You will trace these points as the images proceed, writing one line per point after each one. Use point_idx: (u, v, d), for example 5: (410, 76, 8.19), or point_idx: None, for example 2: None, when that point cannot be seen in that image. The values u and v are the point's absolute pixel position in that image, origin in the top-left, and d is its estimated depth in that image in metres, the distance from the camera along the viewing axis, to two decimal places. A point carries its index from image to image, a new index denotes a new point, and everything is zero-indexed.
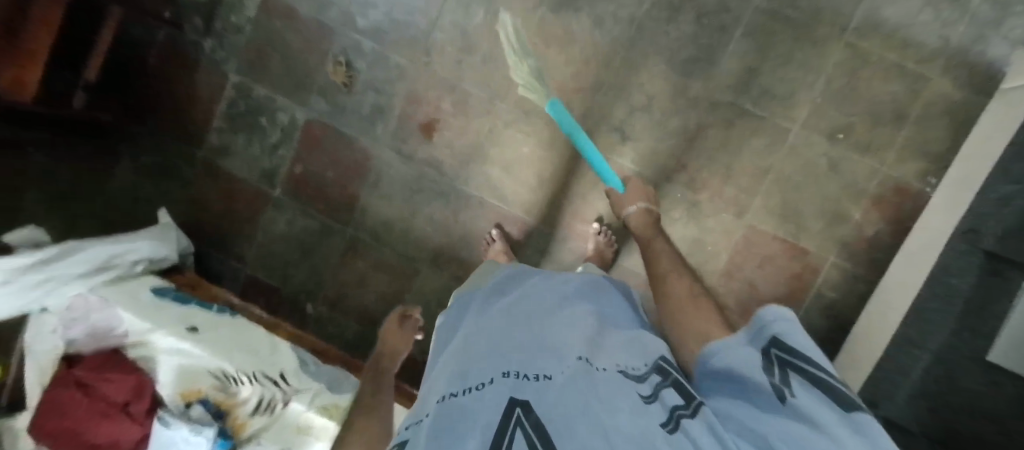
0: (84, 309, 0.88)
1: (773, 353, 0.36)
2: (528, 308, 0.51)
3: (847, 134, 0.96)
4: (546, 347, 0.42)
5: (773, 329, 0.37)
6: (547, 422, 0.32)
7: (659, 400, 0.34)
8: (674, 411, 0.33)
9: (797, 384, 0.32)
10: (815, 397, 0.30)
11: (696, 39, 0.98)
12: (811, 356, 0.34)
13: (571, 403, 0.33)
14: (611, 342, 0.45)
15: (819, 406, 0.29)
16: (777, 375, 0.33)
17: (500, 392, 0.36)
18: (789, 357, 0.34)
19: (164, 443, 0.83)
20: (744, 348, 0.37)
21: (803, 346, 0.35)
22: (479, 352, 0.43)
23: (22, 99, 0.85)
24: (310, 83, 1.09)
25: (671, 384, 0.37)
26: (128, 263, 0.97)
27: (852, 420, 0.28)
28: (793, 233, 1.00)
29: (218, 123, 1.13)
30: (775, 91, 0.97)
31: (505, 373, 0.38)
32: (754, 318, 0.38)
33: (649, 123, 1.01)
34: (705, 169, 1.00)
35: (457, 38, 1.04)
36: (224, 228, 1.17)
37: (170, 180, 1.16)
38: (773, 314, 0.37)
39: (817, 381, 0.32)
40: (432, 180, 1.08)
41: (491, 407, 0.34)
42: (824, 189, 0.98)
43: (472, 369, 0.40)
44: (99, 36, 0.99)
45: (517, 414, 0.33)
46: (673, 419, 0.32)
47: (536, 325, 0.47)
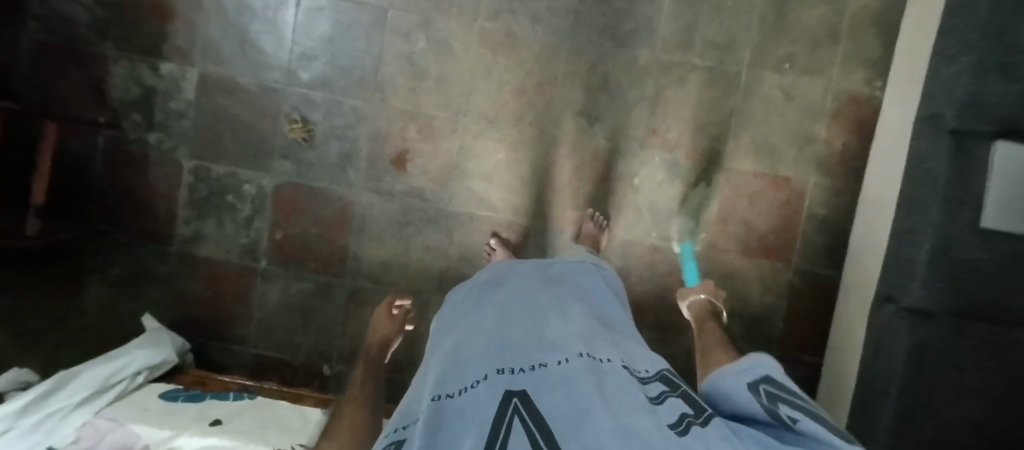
0: (95, 438, 0.81)
1: (762, 387, 0.40)
2: (522, 306, 0.49)
3: (792, 62, 1.02)
4: (544, 345, 0.40)
5: (760, 371, 0.42)
6: (548, 411, 0.29)
7: (667, 404, 0.34)
8: (683, 417, 0.32)
9: (788, 405, 0.35)
10: (803, 410, 0.34)
11: (631, 11, 1.03)
12: (798, 389, 0.38)
13: (577, 397, 0.31)
14: (612, 345, 0.44)
15: (817, 420, 0.32)
16: (767, 401, 0.37)
17: (495, 385, 0.33)
18: (779, 388, 0.38)
19: None
20: (739, 387, 0.41)
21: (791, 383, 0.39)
22: (474, 351, 0.41)
23: None
24: (270, 148, 1.07)
25: (679, 395, 0.37)
26: (127, 377, 0.91)
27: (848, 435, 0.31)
28: (771, 165, 1.04)
29: (183, 214, 1.09)
30: (715, 40, 1.02)
31: (501, 369, 0.36)
32: (742, 363, 0.44)
33: (610, 99, 1.04)
34: (673, 128, 1.04)
35: (406, 68, 1.04)
36: (217, 317, 1.12)
37: (146, 286, 1.11)
38: (760, 363, 0.43)
39: (807, 403, 0.35)
40: (418, 209, 1.08)
41: (487, 400, 0.32)
42: (787, 117, 1.03)
43: (467, 369, 0.38)
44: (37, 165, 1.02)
45: (515, 402, 0.31)
46: (682, 424, 0.30)
47: (528, 322, 0.45)
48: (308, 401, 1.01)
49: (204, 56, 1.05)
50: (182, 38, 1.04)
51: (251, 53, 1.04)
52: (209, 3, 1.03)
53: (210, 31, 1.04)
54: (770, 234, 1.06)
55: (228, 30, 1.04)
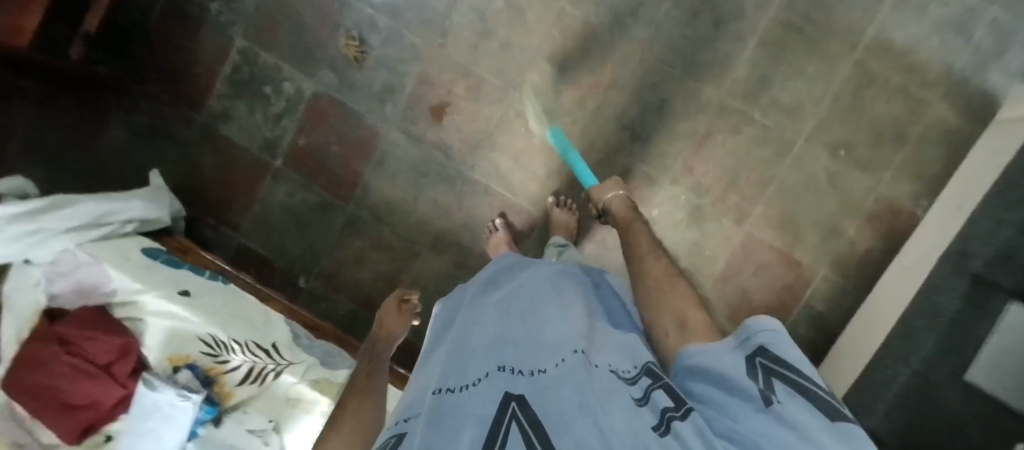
0: (71, 266, 0.86)
1: (758, 361, 0.36)
2: (522, 296, 0.53)
3: (848, 150, 0.99)
4: (541, 341, 0.44)
5: (758, 339, 0.37)
6: (544, 419, 0.32)
7: (650, 404, 0.35)
8: (665, 414, 0.33)
9: (783, 392, 0.33)
10: (794, 398, 0.32)
11: (710, 44, 1.00)
12: (799, 369, 0.34)
13: (570, 401, 0.33)
14: (604, 342, 0.47)
15: (805, 413, 0.30)
16: (761, 385, 0.33)
17: (495, 384, 0.37)
18: (776, 366, 0.35)
19: (146, 406, 0.80)
20: (730, 355, 0.37)
21: (792, 359, 0.35)
22: (475, 347, 0.44)
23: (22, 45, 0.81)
24: (322, 55, 1.07)
25: (662, 386, 0.37)
26: (116, 222, 0.93)
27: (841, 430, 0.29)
28: (789, 243, 1.03)
29: (219, 88, 1.10)
30: (780, 103, 1.00)
31: (500, 367, 0.39)
32: (740, 329, 0.39)
33: (660, 125, 1.03)
34: (708, 174, 1.03)
35: (474, 22, 1.04)
36: (218, 197, 1.14)
37: (164, 142, 1.13)
38: (769, 323, 0.38)
39: (799, 387, 0.33)
40: (440, 164, 1.09)
41: (488, 397, 0.35)
42: (823, 202, 1.01)
43: (466, 363, 0.41)
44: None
45: (513, 407, 0.34)
46: (663, 423, 0.32)
47: (526, 314, 0.49)
48: (275, 306, 1.02)
49: None
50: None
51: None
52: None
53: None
54: (763, 308, 1.05)
55: None
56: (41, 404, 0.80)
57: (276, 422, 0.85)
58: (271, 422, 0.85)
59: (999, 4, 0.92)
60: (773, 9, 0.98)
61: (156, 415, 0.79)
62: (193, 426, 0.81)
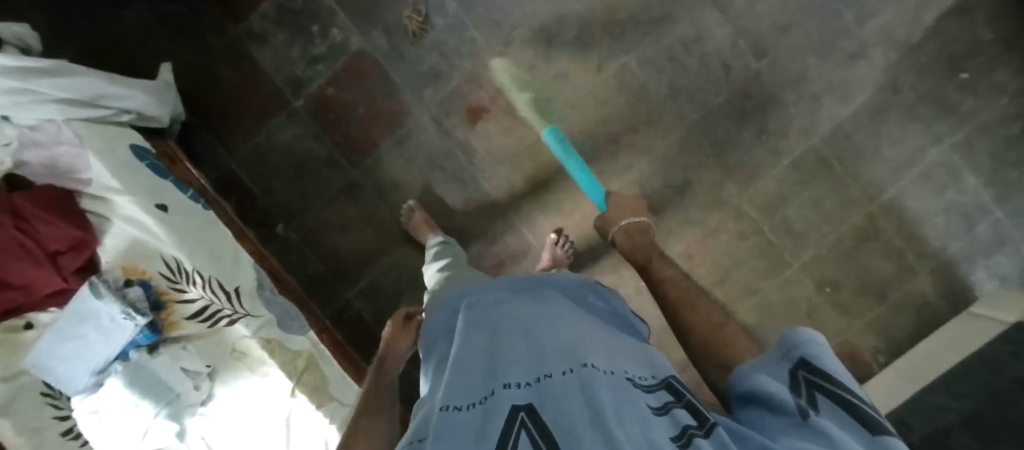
0: (50, 139, 0.79)
1: (801, 374, 0.38)
2: (528, 305, 0.52)
3: (833, 289, 1.05)
4: (545, 347, 0.43)
5: (802, 350, 0.39)
6: (555, 431, 0.32)
7: (671, 416, 0.36)
8: (687, 428, 0.34)
9: (825, 405, 0.35)
10: (835, 408, 0.34)
11: (751, 148, 1.03)
12: (839, 382, 0.36)
13: (577, 412, 0.33)
14: (615, 350, 0.46)
15: (839, 428, 0.32)
16: (804, 397, 0.36)
17: (506, 402, 0.37)
18: (817, 379, 0.37)
19: (85, 310, 0.75)
20: (775, 373, 0.40)
21: (834, 370, 0.37)
22: (482, 359, 0.44)
23: None
24: (381, 17, 1.05)
25: (683, 404, 0.38)
26: (115, 109, 0.87)
27: (878, 439, 0.31)
28: None
29: (264, 8, 1.05)
30: (791, 224, 1.04)
31: (506, 383, 0.39)
32: (783, 339, 0.41)
33: (679, 203, 1.05)
34: (705, 265, 1.06)
35: (540, 44, 1.04)
36: (223, 115, 1.08)
37: (186, 41, 1.07)
38: (811, 337, 0.41)
39: (840, 400, 0.35)
40: (458, 163, 1.08)
41: (496, 417, 0.35)
42: (794, 328, 1.06)
43: (474, 381, 0.41)
44: None
45: (523, 418, 0.34)
46: (683, 436, 0.33)
47: (532, 323, 0.48)
48: (247, 245, 0.97)
49: None
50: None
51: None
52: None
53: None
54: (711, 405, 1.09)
55: None
56: None
57: (212, 368, 0.80)
58: (208, 367, 0.80)
59: (1005, 209, 0.99)
60: (815, 137, 1.02)
61: (92, 322, 0.74)
62: (125, 346, 0.75)
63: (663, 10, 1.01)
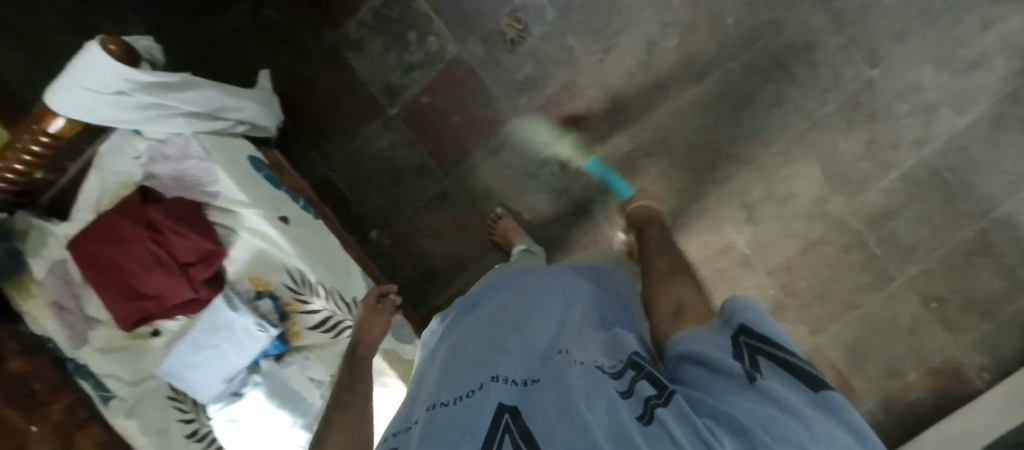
0: (180, 153, 0.81)
1: (742, 340, 0.36)
2: (516, 304, 0.55)
3: (940, 305, 1.02)
4: (537, 352, 0.46)
5: (739, 317, 0.38)
6: (532, 428, 0.34)
7: (633, 393, 0.35)
8: (648, 401, 0.33)
9: (769, 367, 0.33)
10: (778, 371, 0.33)
11: (859, 160, 1.02)
12: (779, 344, 0.35)
13: (552, 405, 0.35)
14: (598, 342, 0.47)
15: (787, 387, 0.31)
16: (749, 364, 0.34)
17: (490, 398, 0.38)
18: (758, 344, 0.35)
19: (220, 322, 0.79)
20: (717, 339, 0.38)
21: (770, 333, 0.36)
22: (468, 360, 0.46)
23: None
24: (477, 23, 1.04)
25: (645, 376, 0.37)
26: (229, 120, 0.87)
27: (823, 398, 0.29)
28: (850, 368, 1.08)
29: (360, 15, 1.05)
30: (896, 238, 1.03)
31: (494, 377, 0.42)
32: (722, 308, 0.40)
33: (779, 216, 1.05)
34: (804, 278, 1.07)
35: (641, 51, 1.02)
36: (320, 122, 1.10)
37: (281, 46, 1.08)
38: (747, 303, 0.39)
39: (786, 363, 0.33)
40: (552, 171, 1.07)
41: (478, 412, 0.37)
42: (894, 343, 1.05)
43: (460, 377, 0.43)
44: None
45: (506, 418, 0.36)
46: (647, 412, 0.32)
47: (521, 322, 0.50)
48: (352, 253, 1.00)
49: None
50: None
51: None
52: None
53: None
54: None
55: None
56: (111, 282, 0.80)
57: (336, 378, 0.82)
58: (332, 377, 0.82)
59: None
60: (927, 150, 0.99)
61: (227, 333, 0.78)
62: (258, 356, 0.80)
63: (770, 18, 1.00)
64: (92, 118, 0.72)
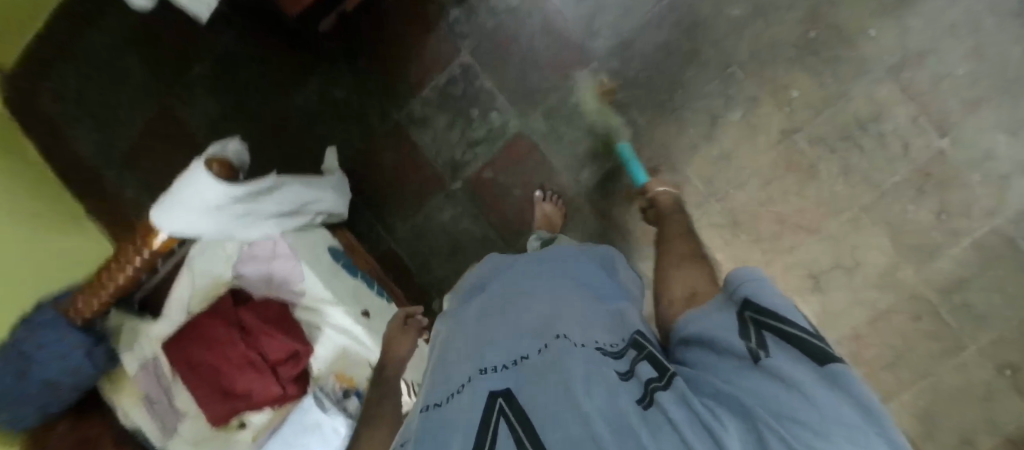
0: (268, 253, 0.85)
1: (746, 315, 0.38)
2: (501, 294, 0.59)
3: (1014, 373, 1.00)
4: (523, 331, 0.49)
5: (744, 292, 0.39)
6: (527, 411, 0.37)
7: (636, 377, 0.40)
8: (650, 385, 0.38)
9: (772, 343, 0.34)
10: (778, 343, 0.34)
11: (929, 229, 1.00)
12: (784, 317, 0.36)
13: (543, 390, 0.38)
14: (589, 315, 0.51)
15: (790, 361, 0.32)
16: (748, 335, 0.36)
17: (482, 389, 0.42)
18: (762, 317, 0.37)
19: (309, 420, 0.81)
20: (723, 317, 0.40)
21: (776, 306, 0.37)
22: (461, 355, 0.50)
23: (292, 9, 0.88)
24: (540, 99, 1.09)
25: (647, 359, 0.43)
26: (311, 213, 0.90)
27: (826, 371, 0.30)
28: (920, 437, 1.05)
29: (427, 93, 1.12)
30: (970, 307, 1.01)
31: (483, 369, 0.45)
32: (728, 286, 0.42)
33: (845, 285, 1.05)
34: (873, 346, 1.05)
35: (704, 124, 1.05)
36: (385, 195, 1.15)
37: (351, 125, 1.14)
38: (755, 279, 0.40)
39: (789, 337, 0.34)
40: (614, 242, 1.10)
41: (474, 404, 0.40)
42: (968, 412, 1.03)
43: (454, 375, 0.47)
44: None
45: (500, 402, 0.39)
46: (648, 396, 0.36)
47: (507, 312, 0.54)
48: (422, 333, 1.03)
49: None
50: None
51: (595, 14, 1.06)
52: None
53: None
54: None
55: None
56: (201, 384, 0.83)
57: None
58: None
59: None
60: (1003, 218, 0.97)
61: (316, 431, 0.81)
62: None
63: (834, 88, 1.00)
64: (190, 232, 0.75)
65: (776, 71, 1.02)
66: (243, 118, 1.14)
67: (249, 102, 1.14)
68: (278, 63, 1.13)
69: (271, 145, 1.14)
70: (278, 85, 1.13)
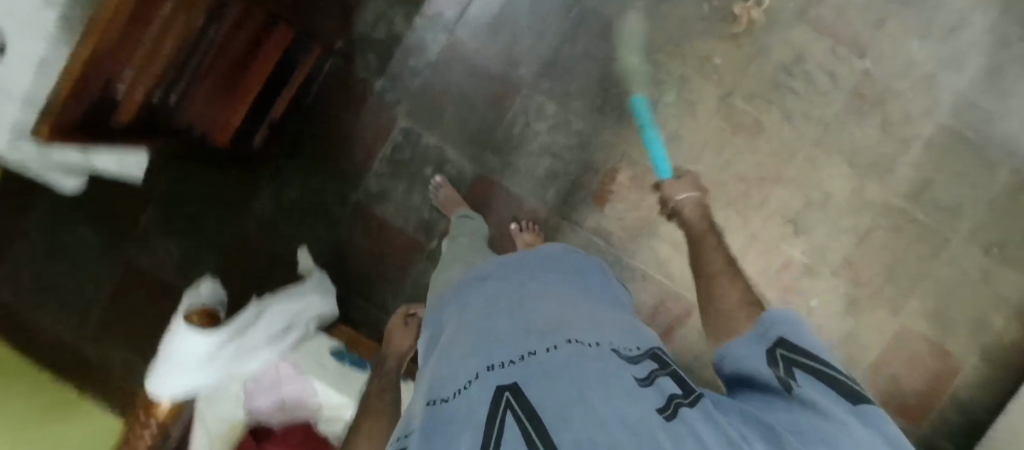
0: (275, 379, 0.85)
1: (778, 351, 0.42)
2: (506, 287, 0.57)
3: (1002, 249, 1.05)
4: (530, 326, 0.48)
5: (776, 330, 0.44)
6: (539, 410, 0.37)
7: (656, 386, 0.40)
8: (674, 399, 0.38)
9: (804, 378, 0.39)
10: (812, 379, 0.38)
11: (880, 144, 1.05)
12: (816, 356, 0.41)
13: (555, 390, 0.38)
14: (599, 319, 0.50)
15: (824, 396, 0.36)
16: (782, 371, 0.40)
17: (489, 385, 0.42)
18: (795, 355, 0.41)
19: None
20: (755, 350, 0.44)
21: (808, 347, 0.42)
22: (466, 347, 0.50)
23: (222, 147, 0.92)
24: (487, 139, 1.12)
25: (668, 374, 0.43)
26: (303, 323, 0.90)
27: (860, 410, 0.35)
28: (941, 336, 1.08)
29: (378, 167, 1.13)
30: (942, 203, 1.05)
31: (489, 366, 0.45)
32: (759, 322, 0.46)
33: (823, 220, 1.08)
34: (869, 268, 1.08)
35: (646, 114, 1.09)
36: (369, 276, 1.14)
37: (315, 221, 1.13)
38: (783, 316, 0.45)
39: (820, 375, 0.39)
40: (599, 249, 1.12)
41: (483, 403, 0.40)
42: (975, 298, 1.07)
43: (458, 369, 0.47)
44: (282, 92, 1.00)
45: (508, 398, 0.39)
46: (671, 407, 0.37)
47: (511, 305, 0.53)
48: None
49: (465, 34, 1.10)
50: (452, 8, 1.10)
51: (512, 45, 1.10)
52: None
53: (484, 10, 1.10)
54: (913, 395, 1.10)
55: (497, 18, 1.09)
56: None
57: None
58: None
59: None
60: (941, 116, 1.03)
61: None
62: None
63: (750, 46, 1.06)
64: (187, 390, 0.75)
65: (693, 46, 1.07)
66: (206, 251, 1.13)
67: (208, 232, 1.13)
68: (223, 186, 1.12)
69: (243, 267, 1.13)
70: (230, 207, 1.12)
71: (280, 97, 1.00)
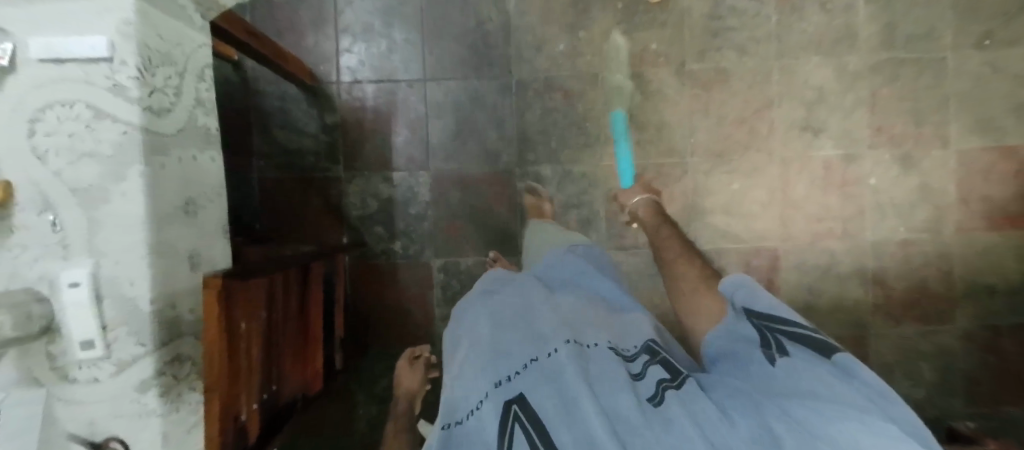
0: None
1: (758, 324, 0.53)
2: (510, 303, 0.61)
3: (991, 39, 1.10)
4: (533, 335, 0.54)
5: (756, 307, 0.55)
6: (545, 418, 0.44)
7: (647, 377, 0.50)
8: (662, 383, 0.49)
9: (788, 344, 0.49)
10: (791, 342, 0.49)
11: (831, 23, 1.11)
12: (786, 320, 0.52)
13: (557, 395, 0.45)
14: (591, 324, 0.58)
15: (806, 358, 0.47)
16: (767, 341, 0.51)
17: (495, 400, 0.47)
18: (773, 326, 0.52)
19: None
20: (740, 328, 0.55)
21: (784, 317, 0.52)
22: (472, 359, 0.53)
23: (315, 389, 0.90)
24: (513, 230, 1.16)
25: (658, 361, 0.54)
26: None
27: (836, 361, 0.46)
28: (997, 138, 1.10)
29: (440, 311, 1.17)
30: (916, 34, 1.10)
31: (495, 382, 0.49)
32: (739, 301, 0.57)
33: (830, 109, 1.11)
34: (896, 122, 1.11)
35: (628, 124, 1.13)
36: None
37: None
38: (752, 292, 0.57)
39: (795, 336, 0.50)
40: None
41: (492, 417, 0.45)
42: (999, 90, 1.10)
43: (461, 387, 0.51)
44: (335, 301, 1.02)
45: (515, 408, 0.45)
46: (659, 393, 0.47)
47: (516, 319, 0.58)
48: None
49: (440, 160, 1.15)
50: (415, 148, 1.15)
51: (482, 143, 1.15)
52: (437, 108, 1.15)
53: (442, 132, 1.15)
54: (1012, 198, 1.11)
55: (457, 130, 1.15)
56: None
57: None
58: None
59: None
60: None
61: None
62: None
63: (674, 17, 1.12)
64: None
65: (628, 46, 1.13)
66: None
67: None
68: (324, 421, 1.12)
69: None
70: (340, 429, 1.14)
71: (335, 309, 1.02)
